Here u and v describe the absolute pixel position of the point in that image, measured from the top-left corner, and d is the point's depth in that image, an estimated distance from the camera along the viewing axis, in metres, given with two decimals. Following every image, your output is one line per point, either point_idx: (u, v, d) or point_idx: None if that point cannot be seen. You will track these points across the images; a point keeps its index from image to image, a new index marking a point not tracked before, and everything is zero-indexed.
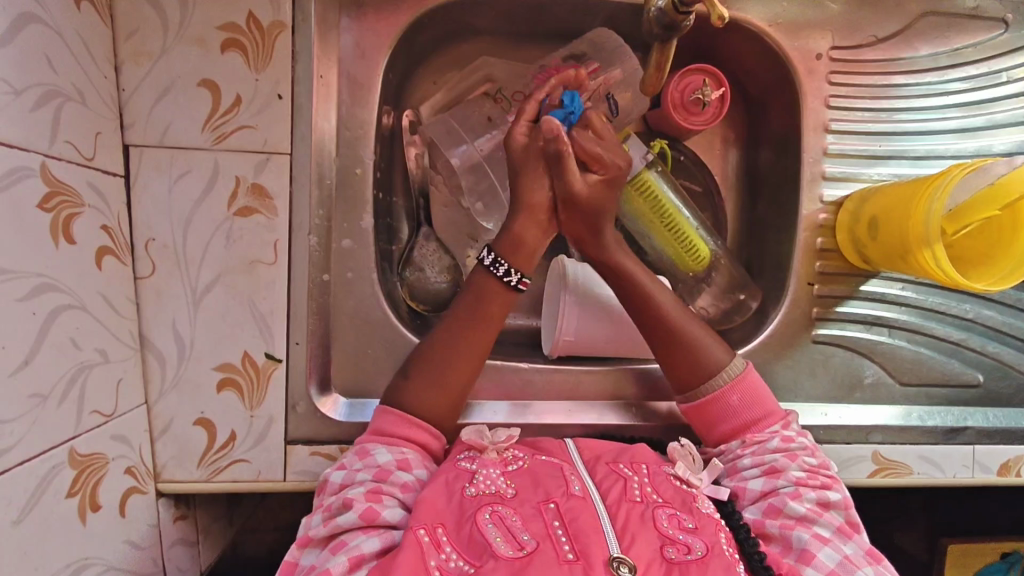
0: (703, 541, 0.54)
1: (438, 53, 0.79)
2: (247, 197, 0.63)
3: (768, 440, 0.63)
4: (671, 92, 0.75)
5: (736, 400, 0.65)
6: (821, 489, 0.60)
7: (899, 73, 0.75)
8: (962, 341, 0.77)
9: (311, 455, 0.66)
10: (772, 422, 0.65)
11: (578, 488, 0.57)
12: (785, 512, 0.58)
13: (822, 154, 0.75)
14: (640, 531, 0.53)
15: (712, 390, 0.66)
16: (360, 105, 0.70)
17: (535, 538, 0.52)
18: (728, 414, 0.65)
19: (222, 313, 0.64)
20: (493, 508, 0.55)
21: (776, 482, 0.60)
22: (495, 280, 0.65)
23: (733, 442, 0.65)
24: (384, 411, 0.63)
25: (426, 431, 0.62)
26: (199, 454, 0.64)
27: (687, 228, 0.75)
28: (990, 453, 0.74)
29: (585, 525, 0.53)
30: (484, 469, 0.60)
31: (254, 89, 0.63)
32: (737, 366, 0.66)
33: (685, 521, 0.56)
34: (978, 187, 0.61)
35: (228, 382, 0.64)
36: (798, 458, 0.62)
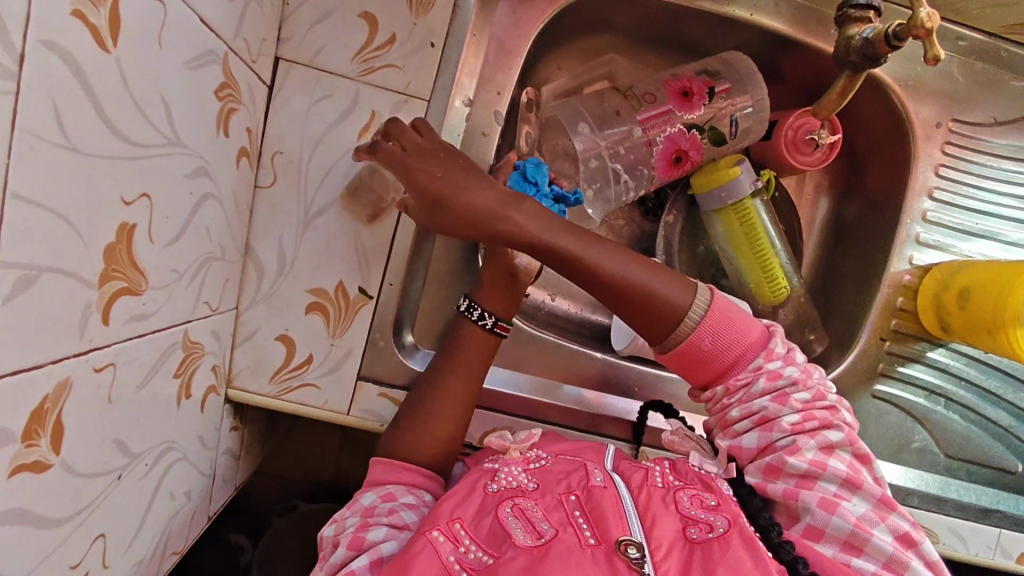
0: (725, 517, 0.54)
1: (570, 39, 0.80)
2: (379, 132, 0.65)
3: (751, 384, 0.60)
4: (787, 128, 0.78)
5: (708, 343, 0.60)
6: (822, 434, 0.57)
7: (1006, 158, 0.77)
8: (1011, 427, 0.79)
9: (379, 396, 0.67)
10: (750, 356, 0.61)
11: (599, 480, 0.58)
12: (785, 471, 0.56)
13: (918, 219, 0.76)
14: (662, 514, 0.54)
15: (684, 336, 0.60)
16: (501, 70, 0.70)
17: (553, 527, 0.52)
18: (712, 362, 0.61)
19: (328, 239, 0.65)
20: (513, 502, 0.56)
21: (771, 435, 0.58)
22: (473, 325, 0.67)
23: (718, 389, 0.62)
24: (373, 462, 0.63)
25: (408, 472, 0.62)
26: (274, 370, 0.65)
27: (775, 262, 0.77)
28: (1015, 539, 0.76)
29: (606, 511, 0.53)
30: (506, 468, 0.61)
31: (410, 32, 0.64)
32: (699, 307, 0.60)
33: (707, 499, 0.56)
34: None
35: (317, 306, 0.65)
36: (788, 400, 0.58)
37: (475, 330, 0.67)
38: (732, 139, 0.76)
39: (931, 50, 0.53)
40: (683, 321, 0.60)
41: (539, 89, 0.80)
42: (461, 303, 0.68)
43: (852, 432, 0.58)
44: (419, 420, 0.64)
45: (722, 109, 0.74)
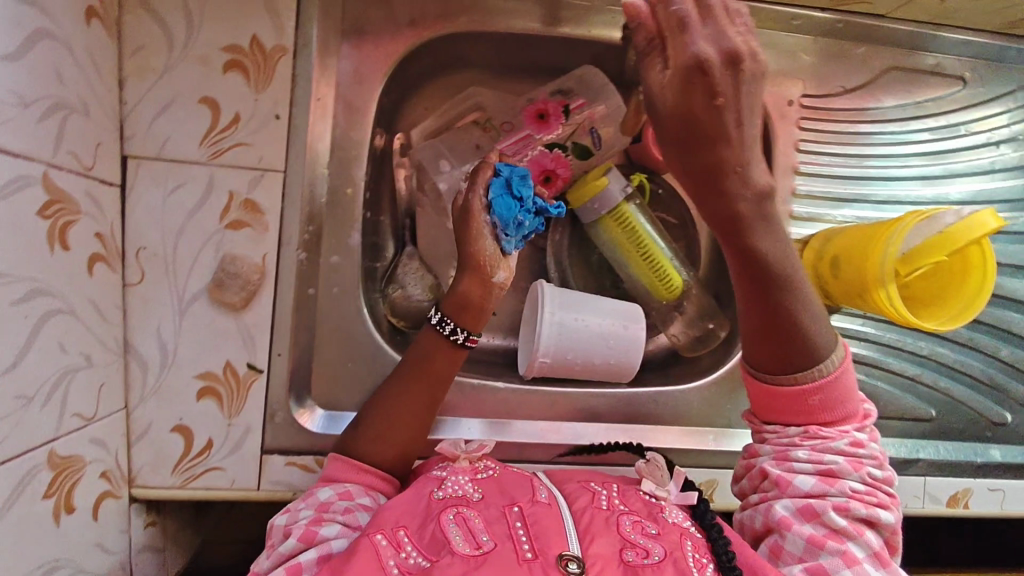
0: (663, 546, 0.56)
1: (430, 80, 0.81)
2: (239, 211, 0.66)
3: (835, 439, 0.58)
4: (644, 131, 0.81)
5: (818, 399, 0.58)
6: (872, 507, 0.56)
7: (865, 122, 0.79)
8: (917, 376, 0.82)
9: (286, 466, 0.68)
10: (844, 420, 0.59)
11: (544, 496, 0.60)
12: (823, 520, 0.55)
13: (790, 196, 0.77)
14: (603, 533, 0.56)
15: (815, 378, 0.57)
16: (354, 128, 0.71)
17: (493, 538, 0.54)
18: (800, 410, 0.59)
19: (207, 323, 0.65)
20: (457, 509, 0.57)
21: (826, 487, 0.56)
22: (442, 338, 0.68)
23: (793, 428, 0.59)
24: (332, 457, 0.64)
25: (372, 473, 0.63)
26: (175, 461, 0.66)
27: (661, 258, 0.79)
28: (941, 486, 0.80)
29: (546, 525, 0.55)
30: (454, 476, 0.62)
31: (253, 108, 0.65)
32: (835, 362, 0.57)
33: (649, 526, 0.58)
34: (929, 233, 0.62)
35: (209, 391, 0.66)
36: (863, 468, 0.57)
37: (443, 342, 0.68)
38: (597, 150, 0.78)
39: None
40: (821, 365, 0.57)
41: (408, 133, 0.83)
42: (432, 316, 0.69)
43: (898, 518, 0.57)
44: (385, 420, 0.65)
45: (581, 123, 0.76)
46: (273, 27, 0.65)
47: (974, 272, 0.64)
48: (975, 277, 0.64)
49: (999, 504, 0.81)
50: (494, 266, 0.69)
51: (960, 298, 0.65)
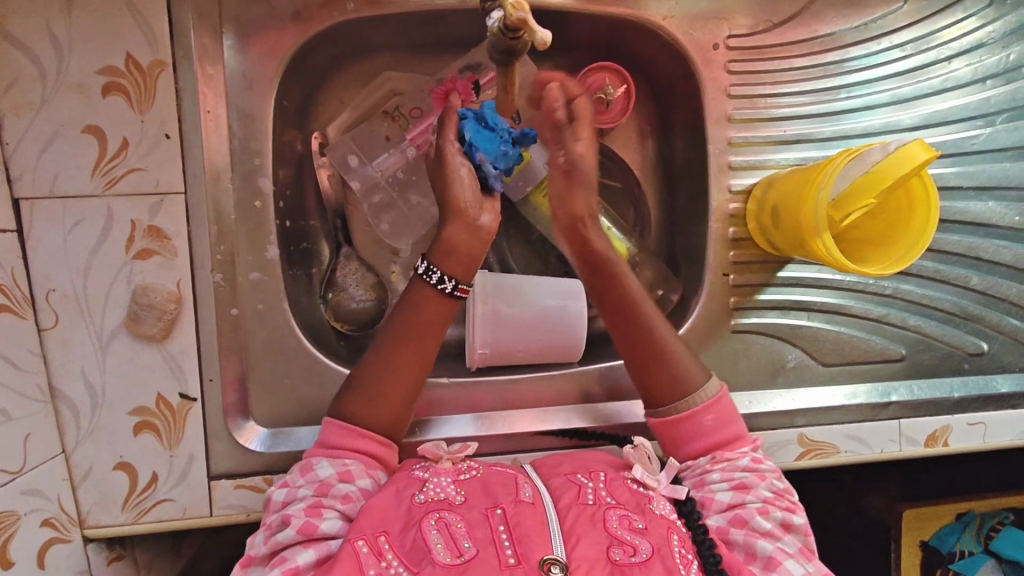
0: (649, 543, 0.54)
1: (339, 71, 0.77)
2: (144, 239, 0.63)
3: (738, 459, 0.64)
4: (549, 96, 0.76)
5: (710, 420, 0.66)
6: (786, 511, 0.61)
7: (802, 55, 0.74)
8: (883, 316, 0.77)
9: (235, 489, 0.67)
10: (741, 445, 0.66)
11: (528, 495, 0.58)
12: (751, 524, 0.59)
13: (726, 145, 0.74)
14: (587, 533, 0.53)
15: (699, 404, 0.66)
16: (254, 138, 0.68)
17: (475, 544, 0.52)
18: (700, 433, 0.66)
19: (132, 358, 0.64)
20: (439, 514, 0.55)
21: (744, 497, 0.61)
22: (430, 286, 0.65)
23: (702, 458, 0.65)
24: (328, 422, 0.63)
25: (370, 440, 0.62)
26: (122, 498, 0.65)
27: (598, 228, 0.75)
28: (917, 426, 0.76)
29: (529, 529, 0.53)
30: (435, 478, 0.60)
31: (141, 131, 0.63)
32: (713, 386, 0.67)
33: (635, 521, 0.56)
34: (856, 175, 0.58)
35: (145, 425, 0.65)
36: (768, 478, 0.62)
37: (403, 338, 0.65)
38: None
39: (537, 36, 0.45)
40: (701, 390, 0.67)
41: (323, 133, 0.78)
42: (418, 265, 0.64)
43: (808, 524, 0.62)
44: (380, 381, 0.63)
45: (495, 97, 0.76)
46: (147, 42, 0.62)
47: (922, 203, 0.60)
48: (921, 206, 0.61)
49: (980, 438, 0.77)
50: (476, 207, 0.63)
51: (910, 229, 0.61)
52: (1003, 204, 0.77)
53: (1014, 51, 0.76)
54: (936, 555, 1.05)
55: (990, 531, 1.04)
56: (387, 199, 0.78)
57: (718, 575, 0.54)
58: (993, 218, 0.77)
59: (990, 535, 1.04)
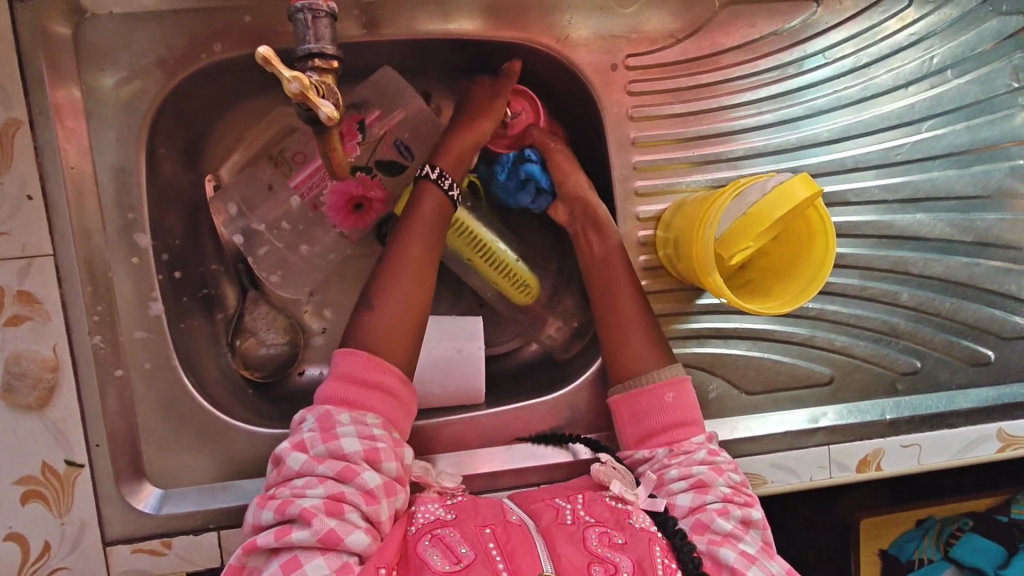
0: (630, 558, 0.56)
1: (227, 111, 0.73)
2: (15, 306, 0.61)
3: (695, 452, 0.64)
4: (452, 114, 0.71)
5: (671, 398, 0.65)
6: (745, 507, 0.61)
7: (709, 70, 0.70)
8: (807, 339, 0.74)
9: (133, 553, 0.65)
10: (696, 434, 0.65)
11: (514, 517, 0.60)
12: (712, 529, 0.59)
13: (631, 170, 0.70)
14: (569, 550, 0.56)
15: (650, 379, 0.66)
16: (127, 190, 0.64)
17: (472, 551, 0.55)
18: (660, 409, 0.65)
19: (11, 427, 0.62)
20: (433, 534, 0.57)
21: (704, 497, 0.61)
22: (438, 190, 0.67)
23: (659, 450, 0.65)
24: (348, 355, 0.61)
25: (390, 373, 0.61)
26: (16, 569, 0.63)
27: (506, 258, 0.74)
28: (848, 451, 0.73)
29: (518, 548, 0.56)
30: (423, 505, 0.61)
31: (1, 194, 0.60)
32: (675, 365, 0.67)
33: (615, 536, 0.58)
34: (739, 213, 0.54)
35: (33, 494, 0.63)
36: (725, 473, 0.63)
37: None
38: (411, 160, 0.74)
39: (322, 109, 0.43)
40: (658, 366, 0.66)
41: (216, 174, 0.75)
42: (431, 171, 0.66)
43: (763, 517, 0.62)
44: (387, 295, 0.64)
45: (383, 138, 0.72)
46: None
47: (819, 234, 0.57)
48: (821, 241, 0.57)
49: (915, 459, 0.74)
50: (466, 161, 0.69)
51: (810, 261, 0.58)
52: (932, 216, 0.74)
53: (937, 54, 0.72)
54: (895, 564, 1.02)
55: (950, 537, 1.02)
56: (274, 250, 0.75)
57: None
58: (920, 230, 0.74)
59: (950, 542, 1.01)
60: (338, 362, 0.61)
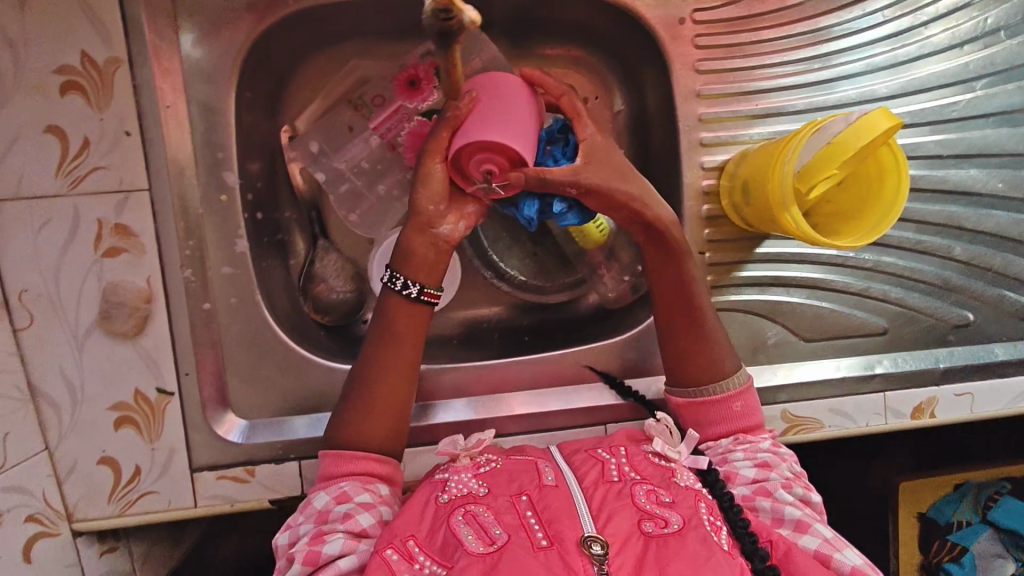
0: (679, 514, 0.55)
1: (304, 63, 0.76)
2: (112, 238, 0.64)
3: (759, 441, 0.65)
4: (419, 202, 0.63)
5: (737, 407, 0.67)
6: (805, 490, 0.62)
7: (771, 26, 0.70)
8: (865, 291, 0.75)
9: (217, 480, 0.68)
10: (760, 433, 0.67)
11: (551, 478, 0.59)
12: (775, 495, 0.60)
13: (696, 121, 0.71)
14: (617, 509, 0.55)
15: (721, 391, 0.67)
16: (217, 130, 0.67)
17: (506, 531, 0.53)
18: (727, 417, 0.67)
19: (108, 354, 0.65)
20: (466, 508, 0.56)
21: (768, 473, 0.62)
22: (397, 294, 0.65)
23: (724, 440, 0.66)
24: (323, 455, 0.63)
25: (359, 459, 0.61)
26: (108, 492, 0.66)
27: None
28: (903, 399, 0.76)
29: (558, 511, 0.55)
30: (457, 475, 0.61)
31: (100, 129, 0.62)
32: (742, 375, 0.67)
33: (663, 495, 0.58)
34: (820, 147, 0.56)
35: (125, 420, 0.66)
36: (787, 461, 0.64)
37: (388, 317, 0.65)
38: None
39: (466, 14, 0.56)
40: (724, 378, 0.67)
41: (292, 124, 0.77)
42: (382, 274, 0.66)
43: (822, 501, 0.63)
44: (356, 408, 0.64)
45: (457, 87, 0.71)
46: (101, 39, 0.61)
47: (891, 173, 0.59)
48: (895, 178, 0.59)
49: (968, 408, 0.77)
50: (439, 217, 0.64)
51: (879, 204, 0.59)
52: (985, 171, 0.75)
53: (991, 14, 0.73)
54: (933, 527, 1.03)
55: (988, 501, 1.02)
56: (354, 189, 0.77)
57: (748, 538, 0.55)
58: (977, 185, 0.75)
59: (987, 505, 1.02)
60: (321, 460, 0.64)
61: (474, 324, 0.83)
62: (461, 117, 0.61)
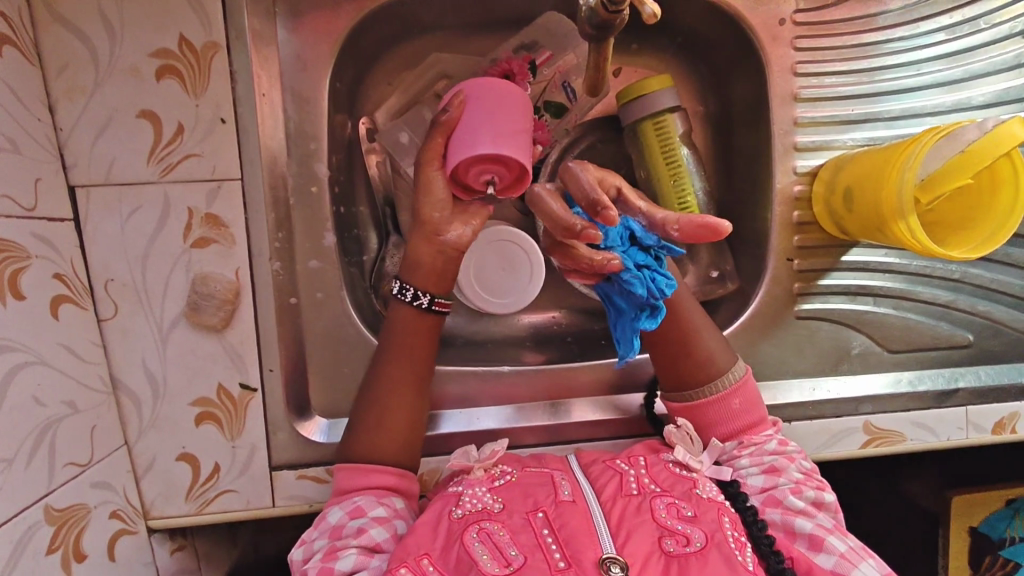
0: (702, 531, 0.52)
1: (388, 54, 0.74)
2: (202, 228, 0.62)
3: (765, 443, 0.62)
4: (422, 211, 0.58)
5: (737, 404, 0.63)
6: (818, 490, 0.59)
7: (869, 30, 0.71)
8: (950, 302, 0.74)
9: (298, 479, 0.66)
10: (765, 428, 0.63)
11: (568, 493, 0.56)
12: (785, 504, 0.57)
13: (792, 125, 0.71)
14: (637, 526, 0.52)
15: (715, 392, 0.63)
16: (309, 121, 0.67)
17: (522, 553, 0.50)
18: (727, 417, 0.63)
19: (191, 348, 0.63)
20: (480, 525, 0.53)
21: (777, 479, 0.59)
22: (406, 305, 0.63)
23: (730, 443, 0.63)
24: (338, 469, 0.60)
25: (378, 473, 0.59)
26: (186, 489, 0.64)
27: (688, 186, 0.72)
28: (985, 413, 0.74)
29: (576, 529, 0.52)
30: (471, 488, 0.58)
31: (196, 116, 0.61)
32: (740, 370, 0.64)
33: (684, 508, 0.55)
34: (949, 154, 0.57)
35: (207, 415, 0.64)
36: (796, 461, 0.61)
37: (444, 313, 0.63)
38: (575, 103, 0.75)
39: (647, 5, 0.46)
40: (720, 378, 0.63)
41: (372, 116, 0.75)
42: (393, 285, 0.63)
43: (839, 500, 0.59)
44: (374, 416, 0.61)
45: (552, 78, 0.73)
46: (200, 23, 0.59)
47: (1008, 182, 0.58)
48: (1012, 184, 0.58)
49: None
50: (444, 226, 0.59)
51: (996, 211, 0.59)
52: None
53: None
54: (985, 542, 0.96)
55: None
56: None
57: (774, 558, 0.52)
58: None
59: None
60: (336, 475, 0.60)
61: (547, 326, 0.81)
62: (455, 120, 0.55)
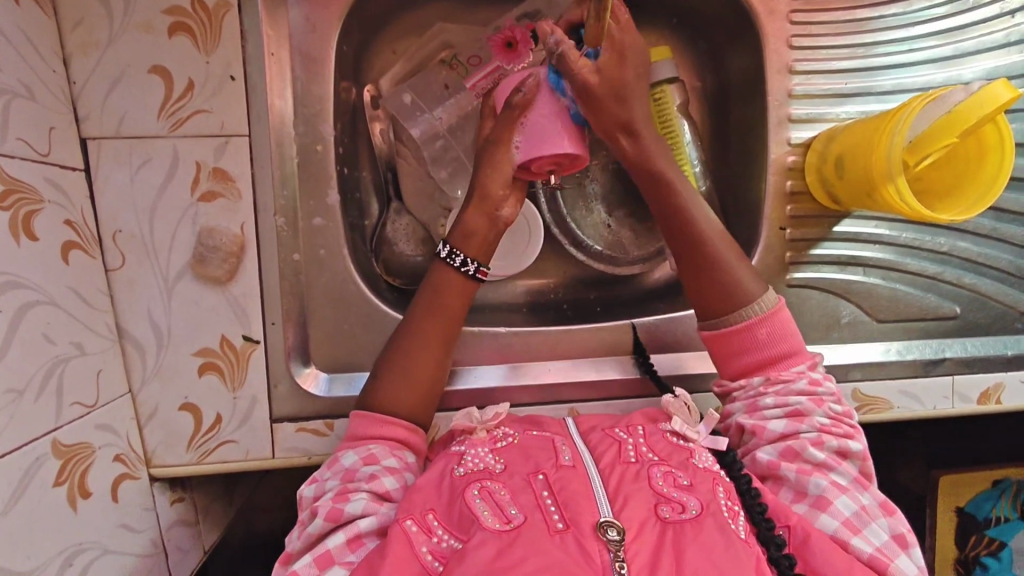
0: (697, 499, 0.53)
1: (394, 22, 0.76)
2: (209, 181, 0.63)
3: (793, 381, 0.62)
4: (485, 182, 0.63)
5: (764, 333, 0.64)
6: (843, 438, 0.59)
7: (862, 7, 0.73)
8: (938, 274, 0.76)
9: (297, 432, 0.67)
10: (798, 362, 0.63)
11: (568, 459, 0.57)
12: (803, 457, 0.58)
13: (787, 97, 0.72)
14: (633, 492, 0.53)
15: (740, 320, 0.64)
16: (316, 80, 0.69)
17: (522, 511, 0.51)
18: (753, 347, 0.64)
19: (196, 299, 0.65)
20: (481, 483, 0.54)
21: (799, 425, 0.59)
22: (454, 271, 0.65)
23: (756, 379, 0.63)
24: (356, 416, 0.61)
25: (398, 425, 0.61)
26: (187, 439, 0.66)
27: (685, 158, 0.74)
28: (971, 383, 0.76)
29: (575, 493, 0.52)
30: (473, 448, 0.60)
31: (206, 72, 0.62)
32: (769, 299, 0.64)
33: (680, 478, 0.56)
34: (936, 118, 0.59)
35: (209, 366, 0.65)
36: (824, 404, 0.60)
37: (456, 276, 0.65)
38: None
39: None
40: (747, 306, 0.64)
41: (377, 83, 0.77)
42: (440, 249, 0.65)
43: (866, 447, 0.60)
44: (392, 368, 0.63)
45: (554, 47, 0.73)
46: None
47: (993, 149, 0.60)
48: (997, 152, 0.60)
49: None
50: (501, 200, 0.64)
51: (981, 177, 0.61)
52: None
53: None
54: (971, 521, 0.95)
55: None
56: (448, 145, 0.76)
57: (764, 525, 0.53)
58: None
59: None
60: (354, 423, 0.61)
61: (545, 294, 0.83)
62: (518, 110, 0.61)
